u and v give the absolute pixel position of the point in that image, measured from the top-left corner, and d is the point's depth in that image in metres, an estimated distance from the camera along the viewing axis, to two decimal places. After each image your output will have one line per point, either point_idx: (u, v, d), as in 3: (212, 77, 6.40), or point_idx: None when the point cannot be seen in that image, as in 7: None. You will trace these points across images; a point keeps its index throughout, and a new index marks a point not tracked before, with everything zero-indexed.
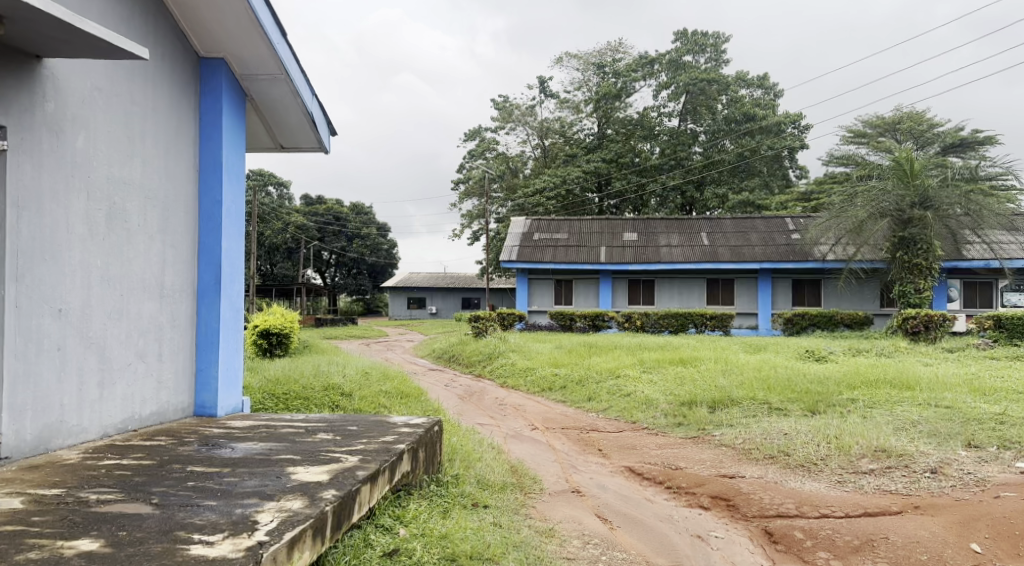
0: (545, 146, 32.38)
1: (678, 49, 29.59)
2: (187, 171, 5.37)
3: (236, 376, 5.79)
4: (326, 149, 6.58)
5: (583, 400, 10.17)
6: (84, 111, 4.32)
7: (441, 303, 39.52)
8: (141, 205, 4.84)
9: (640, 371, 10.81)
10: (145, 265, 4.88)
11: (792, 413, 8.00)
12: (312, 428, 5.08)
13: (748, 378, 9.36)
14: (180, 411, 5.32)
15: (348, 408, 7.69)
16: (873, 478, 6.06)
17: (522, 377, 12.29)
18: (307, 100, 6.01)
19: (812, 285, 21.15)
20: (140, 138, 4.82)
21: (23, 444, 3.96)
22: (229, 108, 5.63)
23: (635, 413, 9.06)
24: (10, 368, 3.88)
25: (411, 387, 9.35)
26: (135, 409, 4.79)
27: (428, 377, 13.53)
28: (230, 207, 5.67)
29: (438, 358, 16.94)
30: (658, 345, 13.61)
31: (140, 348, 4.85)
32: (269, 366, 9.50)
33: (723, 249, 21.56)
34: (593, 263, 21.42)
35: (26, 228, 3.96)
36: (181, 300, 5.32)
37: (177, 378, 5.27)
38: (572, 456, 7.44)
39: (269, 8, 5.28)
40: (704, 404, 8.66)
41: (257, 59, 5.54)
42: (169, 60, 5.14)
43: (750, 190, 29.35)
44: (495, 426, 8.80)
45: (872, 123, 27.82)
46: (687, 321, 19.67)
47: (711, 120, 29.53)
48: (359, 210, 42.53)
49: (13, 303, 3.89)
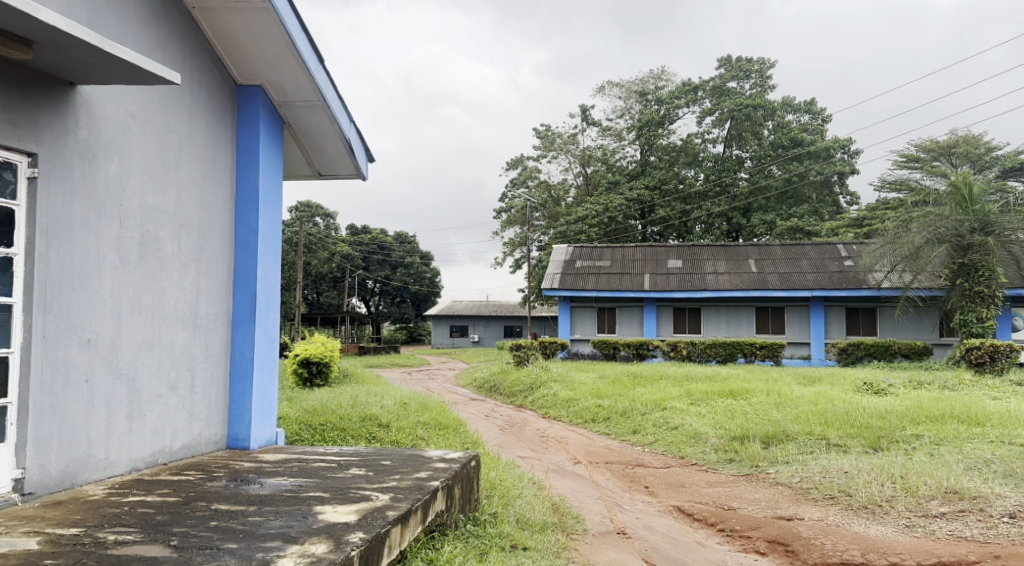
0: (587, 173, 32.24)
1: (723, 75, 29.28)
2: (224, 199, 5.29)
3: (270, 407, 5.65)
4: (364, 175, 6.46)
5: (628, 433, 9.81)
6: (117, 137, 4.25)
7: (483, 331, 39.37)
8: (175, 233, 4.75)
9: (687, 403, 10.40)
10: (178, 293, 4.78)
11: (852, 450, 7.56)
12: (345, 462, 4.88)
13: (804, 411, 8.91)
14: (213, 444, 5.18)
15: (385, 440, 7.50)
16: (945, 522, 5.62)
17: (564, 408, 11.97)
18: (344, 126, 5.91)
19: (865, 314, 20.45)
20: (175, 165, 4.75)
21: (48, 479, 3.84)
22: (266, 135, 5.55)
23: (683, 447, 8.71)
24: (36, 401, 3.77)
25: (450, 418, 9.13)
26: (165, 443, 4.66)
27: (468, 407, 13.31)
28: (266, 235, 5.57)
29: (479, 387, 16.73)
30: (705, 375, 13.18)
31: (172, 380, 4.73)
32: (306, 395, 9.37)
33: (772, 276, 21.02)
34: (637, 291, 21.06)
35: (55, 257, 3.87)
36: (215, 329, 5.21)
37: (210, 410, 5.14)
38: (617, 493, 7.12)
39: (307, 33, 5.20)
40: (756, 439, 8.25)
41: (295, 85, 5.46)
42: (207, 88, 5.09)
43: (800, 216, 28.70)
44: (537, 460, 8.51)
45: (925, 147, 27.06)
46: (736, 351, 19.10)
47: (757, 146, 29.08)
48: (403, 239, 42.86)
49: (41, 334, 3.79)
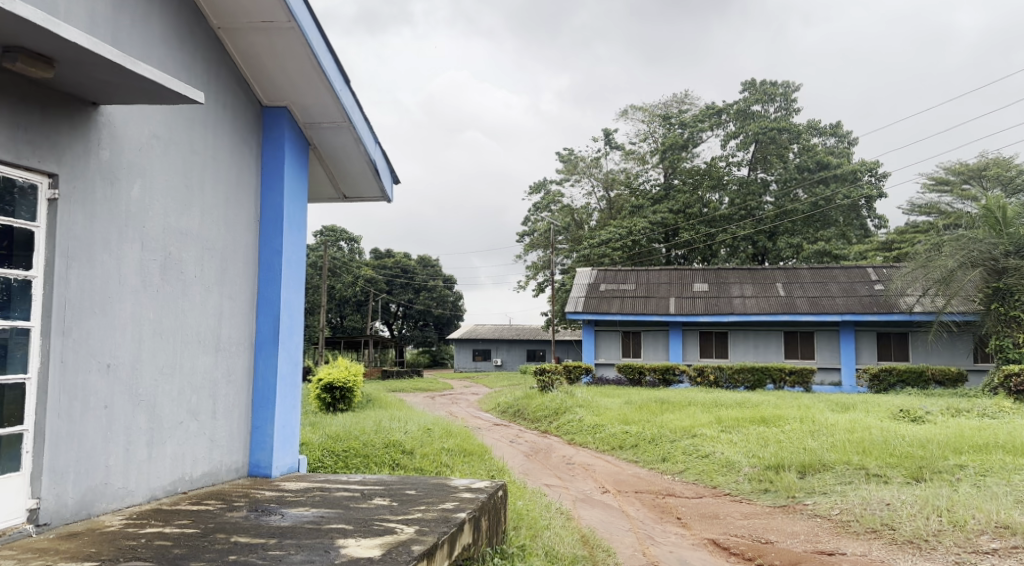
0: (610, 198, 32.11)
1: (747, 99, 29.13)
2: (248, 221, 5.21)
3: (292, 434, 5.52)
4: (389, 197, 6.37)
5: (657, 461, 9.55)
6: (140, 159, 4.19)
7: (506, 355, 39.15)
8: (198, 256, 4.67)
9: (717, 430, 10.12)
10: (200, 317, 4.69)
11: (893, 481, 7.26)
12: (369, 492, 4.72)
13: (840, 440, 8.61)
14: (234, 472, 5.05)
15: (408, 467, 7.35)
16: (998, 559, 5.32)
17: (590, 435, 11.73)
18: (369, 147, 5.83)
19: (898, 338, 19.99)
20: (199, 187, 4.69)
21: (64, 509, 3.72)
22: (291, 156, 5.48)
23: (715, 476, 8.45)
24: (53, 428, 3.66)
25: (475, 444, 8.95)
26: (185, 470, 4.55)
27: (492, 433, 13.11)
28: (290, 258, 5.47)
29: (503, 412, 16.52)
30: (735, 401, 12.88)
31: (193, 406, 4.63)
32: (330, 421, 9.26)
33: (801, 300, 20.67)
34: (662, 315, 20.81)
35: (75, 280, 3.78)
36: (238, 354, 5.10)
37: (232, 437, 5.02)
38: (649, 525, 6.89)
39: (333, 54, 5.14)
40: (792, 469, 7.99)
41: (320, 107, 5.39)
42: (231, 109, 5.03)
43: (827, 239, 28.21)
44: (563, 488, 8.29)
45: (955, 169, 26.68)
46: (765, 376, 18.72)
47: (782, 169, 28.82)
48: (426, 262, 42.95)
49: (59, 358, 3.69)
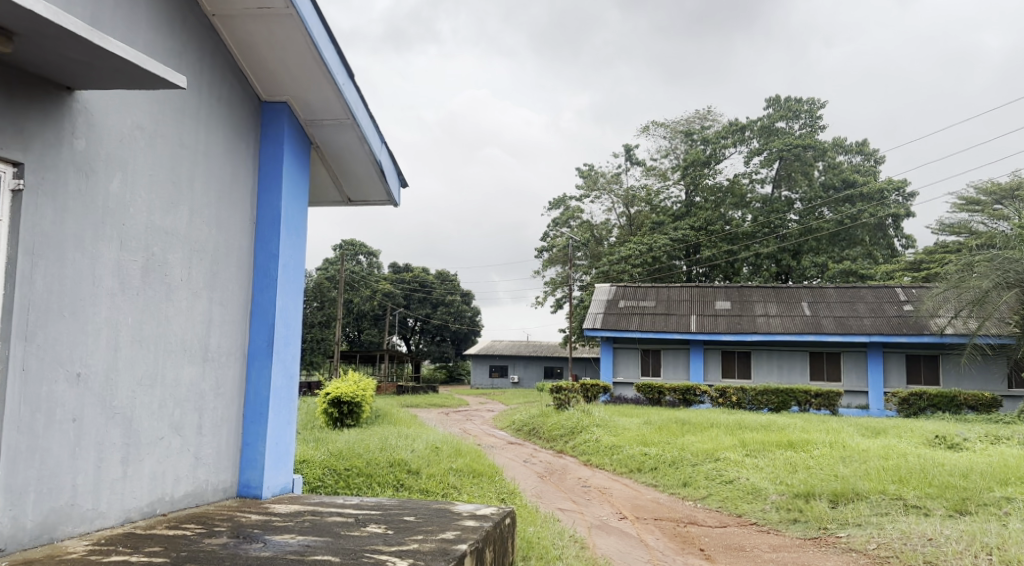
0: (631, 214, 31.61)
1: (771, 115, 28.70)
2: (243, 222, 4.87)
3: (286, 452, 5.14)
4: (396, 202, 6.02)
5: (678, 486, 9.09)
6: (121, 151, 3.88)
7: (523, 371, 38.72)
8: (186, 258, 4.34)
9: (741, 454, 9.61)
10: (185, 324, 4.34)
11: (935, 513, 6.74)
12: (364, 518, 4.31)
13: (874, 467, 8.09)
14: (222, 492, 4.69)
15: (414, 488, 6.96)
16: None
17: (607, 456, 11.27)
18: (375, 146, 5.48)
19: (928, 361, 19.34)
20: (188, 183, 4.36)
21: (21, 534, 3.38)
22: (291, 155, 5.15)
23: (740, 504, 7.97)
24: (11, 443, 3.32)
25: (485, 464, 8.52)
26: (165, 490, 4.19)
27: (505, 451, 12.70)
28: (288, 263, 5.12)
29: (518, 430, 16.07)
30: (760, 424, 12.33)
31: (175, 420, 4.27)
32: (335, 437, 8.87)
33: (828, 320, 20.10)
34: (682, 332, 20.30)
35: (41, 279, 3.45)
36: (229, 365, 4.74)
37: (219, 455, 4.66)
38: (669, 555, 6.45)
39: (336, 46, 4.81)
40: (823, 498, 7.52)
41: (323, 102, 5.07)
42: (227, 103, 4.71)
43: (853, 258, 27.63)
44: (578, 514, 7.85)
45: (986, 189, 26.06)
46: (789, 398, 18.16)
47: (808, 187, 28.40)
48: (444, 277, 42.71)
49: (20, 365, 3.36)
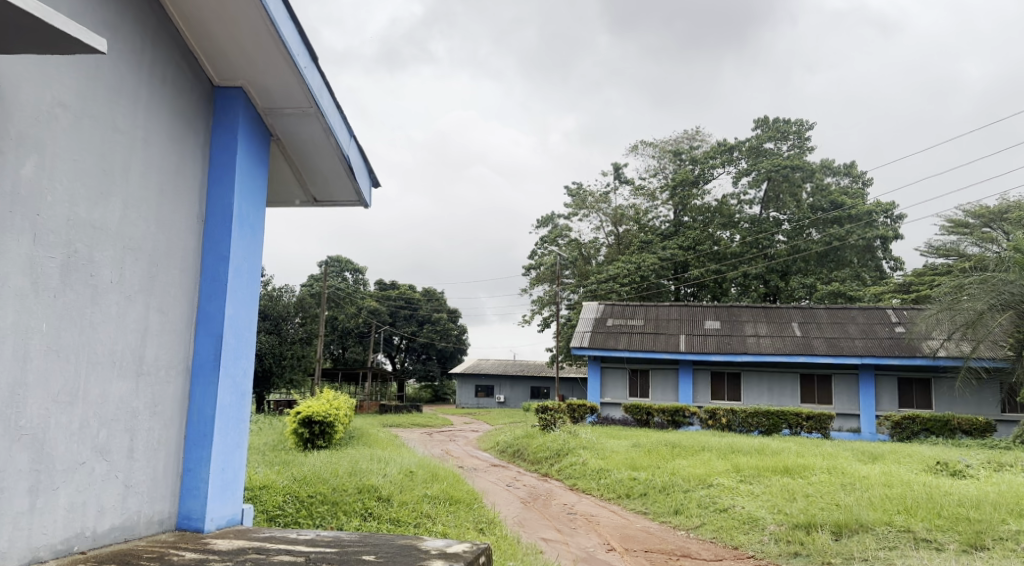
0: (619, 233, 31.19)
1: (759, 136, 28.53)
2: (189, 219, 4.34)
3: (234, 479, 4.58)
4: (366, 203, 5.50)
5: (669, 514, 8.55)
6: (36, 131, 3.36)
7: (509, 392, 38.09)
8: (117, 257, 3.80)
9: (736, 480, 9.06)
10: (115, 334, 3.79)
11: (947, 550, 6.24)
12: (316, 557, 3.74)
13: (878, 496, 7.59)
14: (157, 525, 4.11)
15: (383, 517, 6.43)
16: None
17: (595, 480, 10.71)
18: (342, 140, 4.98)
19: (921, 385, 18.94)
20: (123, 173, 3.84)
21: None
22: (246, 149, 4.63)
23: (736, 535, 7.45)
24: None
25: (464, 490, 7.94)
26: (85, 524, 3.62)
27: (488, 475, 12.13)
28: (240, 267, 4.57)
29: (502, 452, 15.50)
30: (754, 448, 11.84)
31: (100, 442, 3.71)
32: (304, 460, 8.28)
33: (819, 341, 19.73)
34: (672, 352, 19.83)
35: None
36: (168, 381, 4.19)
37: (155, 483, 4.10)
38: None
39: (297, 24, 4.32)
40: (825, 529, 6.99)
41: (282, 88, 4.57)
42: (172, 86, 4.19)
43: (841, 280, 27.30)
44: (562, 544, 7.30)
45: (975, 212, 25.88)
46: (781, 421, 17.72)
47: (795, 209, 28.09)
48: (431, 295, 42.42)
49: None
